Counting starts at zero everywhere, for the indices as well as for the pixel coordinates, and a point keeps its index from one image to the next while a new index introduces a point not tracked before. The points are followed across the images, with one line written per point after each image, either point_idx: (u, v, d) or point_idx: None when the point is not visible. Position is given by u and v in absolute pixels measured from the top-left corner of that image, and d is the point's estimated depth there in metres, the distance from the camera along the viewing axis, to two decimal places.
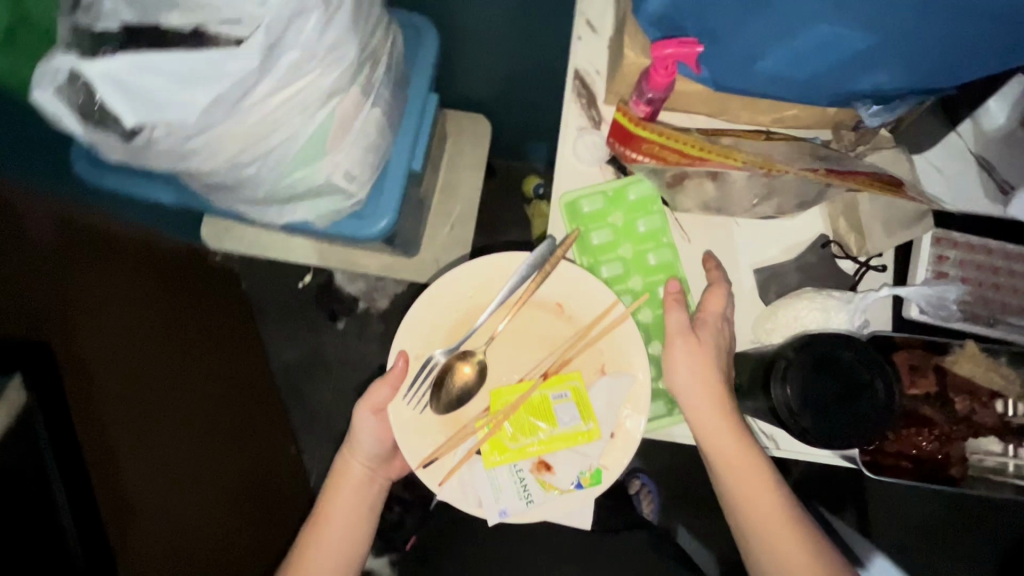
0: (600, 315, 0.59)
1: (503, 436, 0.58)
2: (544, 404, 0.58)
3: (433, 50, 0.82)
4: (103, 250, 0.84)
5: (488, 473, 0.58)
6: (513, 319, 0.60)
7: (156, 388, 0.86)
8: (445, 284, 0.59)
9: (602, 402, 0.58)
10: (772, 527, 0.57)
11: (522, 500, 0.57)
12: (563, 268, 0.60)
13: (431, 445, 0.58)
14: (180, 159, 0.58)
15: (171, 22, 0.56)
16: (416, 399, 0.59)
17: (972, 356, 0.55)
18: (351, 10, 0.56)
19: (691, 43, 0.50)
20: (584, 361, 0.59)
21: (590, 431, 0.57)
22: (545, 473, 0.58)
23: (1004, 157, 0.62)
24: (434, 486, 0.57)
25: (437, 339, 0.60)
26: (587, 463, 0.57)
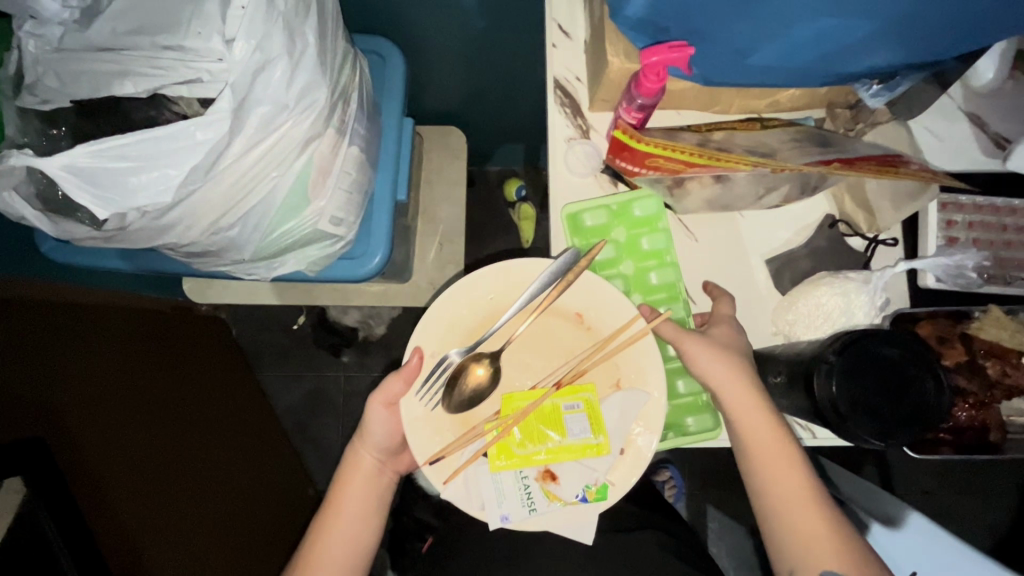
0: (619, 329, 0.56)
1: (511, 441, 0.55)
2: (556, 414, 0.55)
3: (399, 73, 0.79)
4: (89, 327, 0.80)
5: (492, 476, 0.54)
6: (530, 327, 0.57)
7: (165, 461, 0.82)
8: (467, 285, 0.57)
9: (613, 415, 0.55)
10: (795, 504, 0.54)
11: (523, 508, 0.53)
12: (585, 279, 0.57)
13: (440, 442, 0.55)
14: (157, 236, 0.54)
15: (124, 91, 0.51)
16: (428, 396, 0.56)
17: (998, 320, 0.55)
18: (317, 52, 0.53)
19: (680, 46, 0.48)
20: (597, 375, 0.56)
21: (600, 445, 0.54)
22: (551, 482, 0.54)
23: (995, 112, 0.62)
24: (438, 485, 0.54)
25: (453, 338, 0.57)
26: (593, 476, 0.54)
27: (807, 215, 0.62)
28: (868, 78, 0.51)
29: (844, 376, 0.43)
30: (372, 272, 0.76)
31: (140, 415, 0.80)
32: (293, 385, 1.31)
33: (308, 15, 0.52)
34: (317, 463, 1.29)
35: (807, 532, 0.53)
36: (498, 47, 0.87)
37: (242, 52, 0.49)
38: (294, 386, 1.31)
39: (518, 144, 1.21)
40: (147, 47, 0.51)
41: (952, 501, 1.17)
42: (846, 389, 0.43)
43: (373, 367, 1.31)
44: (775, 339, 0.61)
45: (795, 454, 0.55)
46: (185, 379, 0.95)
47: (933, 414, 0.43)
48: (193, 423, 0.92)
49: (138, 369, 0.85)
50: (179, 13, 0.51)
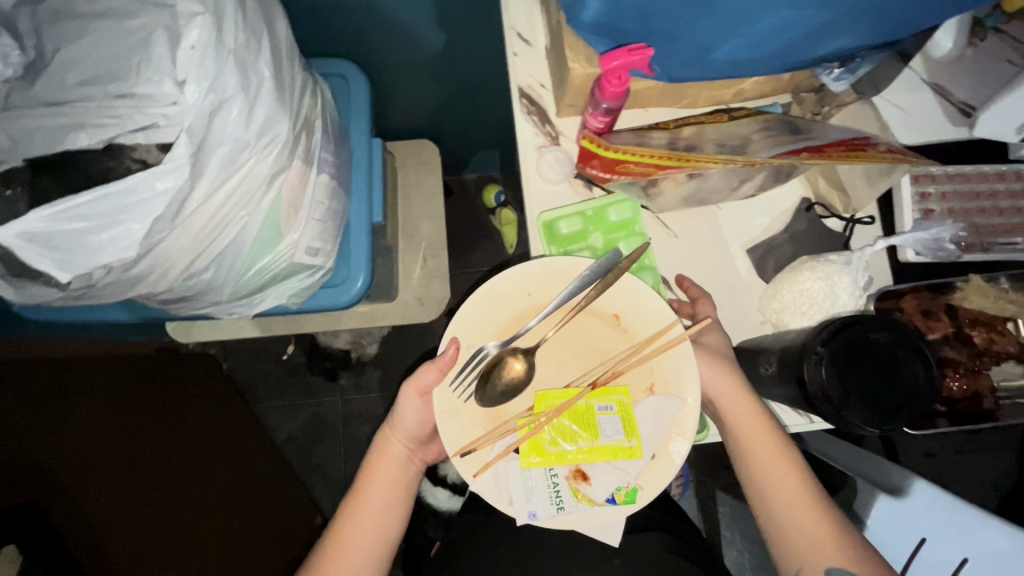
0: (655, 334, 0.55)
1: (542, 438, 0.53)
2: (589, 415, 0.53)
3: (364, 94, 0.78)
4: (76, 381, 0.78)
5: (524, 472, 0.53)
6: (563, 329, 0.56)
7: (166, 511, 0.80)
8: (509, 277, 0.56)
9: (646, 420, 0.54)
10: (791, 500, 0.56)
11: (552, 505, 0.52)
12: (625, 282, 0.56)
13: (470, 434, 0.54)
14: (127, 288, 0.53)
15: (78, 144, 0.50)
16: (462, 388, 0.55)
17: (979, 288, 0.55)
18: (274, 86, 0.52)
19: (639, 49, 0.48)
20: (632, 377, 0.55)
21: (632, 448, 0.53)
22: (581, 481, 0.53)
23: (956, 81, 0.62)
24: (469, 477, 0.53)
25: (493, 331, 0.56)
26: (626, 479, 0.52)
27: (784, 200, 0.62)
28: (830, 62, 0.51)
29: (833, 363, 0.43)
30: (355, 299, 0.75)
31: (138, 466, 0.79)
32: (290, 414, 1.29)
33: (260, 49, 0.51)
34: (322, 491, 1.27)
35: (803, 528, 0.55)
36: (461, 58, 0.86)
37: (195, 96, 0.48)
38: (291, 415, 1.29)
39: (493, 150, 1.20)
40: (98, 97, 0.50)
41: (954, 461, 1.19)
42: (836, 375, 0.43)
43: (370, 388, 1.30)
44: (764, 327, 0.61)
45: (793, 454, 0.57)
46: (181, 423, 0.94)
47: (926, 395, 0.43)
48: (193, 468, 0.90)
49: (133, 419, 0.83)
50: (127, 59, 0.50)
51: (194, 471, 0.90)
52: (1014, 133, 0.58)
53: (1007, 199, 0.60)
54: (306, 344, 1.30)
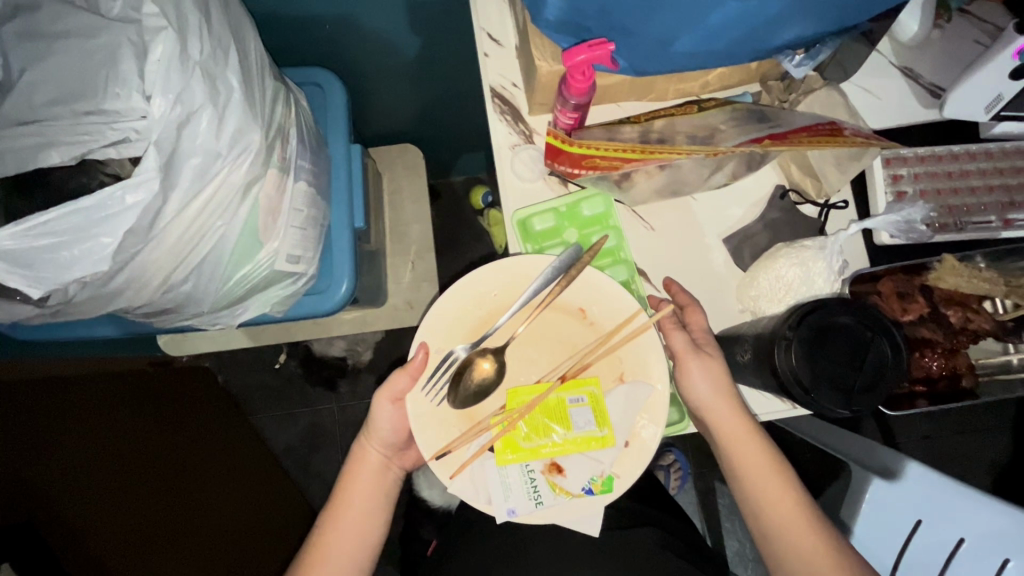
0: (621, 324, 0.56)
1: (516, 435, 0.54)
2: (560, 408, 0.54)
3: (341, 102, 0.78)
4: (71, 399, 0.78)
5: (499, 471, 0.53)
6: (530, 326, 0.56)
7: (165, 526, 0.81)
8: (471, 280, 0.56)
9: (616, 409, 0.54)
10: (777, 503, 0.57)
11: (530, 501, 0.52)
12: (589, 274, 0.56)
13: (445, 437, 0.54)
14: (106, 302, 0.54)
15: (50, 161, 0.51)
16: (434, 392, 0.55)
17: (953, 268, 0.55)
18: (244, 96, 0.52)
19: (600, 44, 0.48)
20: (601, 369, 0.55)
21: (604, 437, 0.53)
22: (558, 474, 0.53)
23: (925, 63, 0.63)
24: (445, 480, 0.53)
25: (460, 334, 0.56)
26: (600, 468, 0.53)
27: (758, 188, 0.63)
28: (792, 49, 0.52)
29: (801, 348, 0.45)
30: (340, 304, 0.75)
31: (134, 481, 0.79)
32: (287, 423, 1.29)
33: (228, 60, 0.51)
34: (322, 499, 1.27)
35: (799, 543, 0.56)
36: (439, 62, 0.86)
37: (161, 108, 0.48)
38: (288, 423, 1.29)
39: (477, 152, 1.21)
40: (68, 116, 0.51)
41: (952, 442, 1.19)
42: (805, 359, 0.45)
43: (366, 394, 1.30)
44: (743, 315, 0.61)
45: (779, 463, 0.58)
46: (180, 436, 0.94)
47: (893, 374, 0.45)
48: (191, 481, 0.91)
49: (130, 435, 0.83)
50: (94, 77, 0.50)
51: (191, 482, 0.91)
52: (985, 114, 0.58)
53: (978, 178, 0.61)
54: (300, 352, 1.30)
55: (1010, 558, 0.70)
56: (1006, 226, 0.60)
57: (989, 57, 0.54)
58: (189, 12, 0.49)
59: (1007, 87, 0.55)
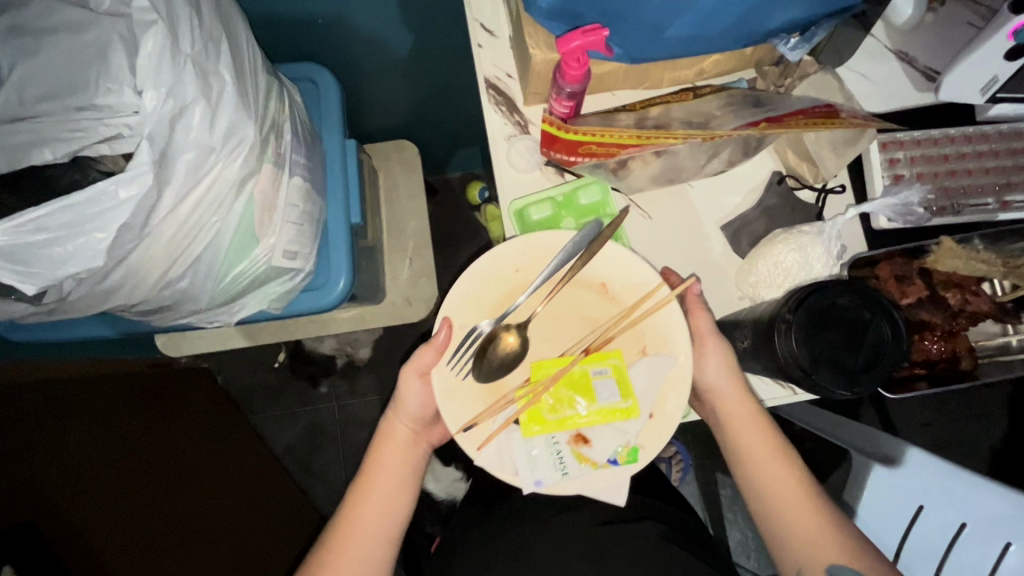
0: (643, 298, 0.56)
1: (542, 407, 0.54)
2: (584, 381, 0.55)
3: (335, 97, 0.78)
4: (70, 400, 0.78)
5: (526, 442, 0.54)
6: (551, 302, 0.57)
7: (166, 527, 0.81)
8: (493, 257, 0.56)
9: (641, 380, 0.55)
10: (782, 491, 0.57)
11: (557, 472, 0.53)
12: (610, 249, 0.56)
13: (471, 411, 0.55)
14: (102, 299, 0.53)
15: (43, 159, 0.50)
16: (459, 365, 0.55)
17: (950, 250, 0.55)
18: (236, 90, 0.52)
19: (594, 29, 0.47)
20: (624, 342, 0.56)
21: (629, 408, 0.54)
22: (583, 445, 0.54)
23: (919, 46, 0.63)
24: (472, 452, 0.53)
25: (483, 309, 0.56)
26: (625, 438, 0.54)
27: (755, 174, 0.63)
28: (786, 33, 0.52)
29: (801, 330, 0.45)
30: (338, 300, 0.75)
31: (132, 482, 0.78)
32: (288, 423, 1.29)
33: (220, 54, 0.51)
34: (324, 498, 1.27)
35: (807, 540, 0.55)
36: (432, 56, 0.86)
37: (153, 102, 0.47)
38: (289, 423, 1.29)
39: (473, 147, 1.20)
40: (60, 112, 0.50)
41: (952, 429, 1.19)
42: (805, 343, 0.44)
43: (367, 392, 1.30)
44: (742, 302, 0.61)
45: (789, 457, 0.58)
46: (180, 436, 0.94)
47: (894, 355, 0.45)
48: (193, 482, 0.91)
49: (129, 436, 0.83)
50: (86, 71, 0.50)
51: (191, 481, 0.90)
52: (981, 95, 0.58)
53: (975, 160, 0.61)
54: (299, 352, 1.30)
55: (1010, 541, 0.70)
56: (1003, 207, 0.60)
57: (983, 38, 0.53)
58: (179, 6, 0.49)
59: (1002, 68, 0.55)
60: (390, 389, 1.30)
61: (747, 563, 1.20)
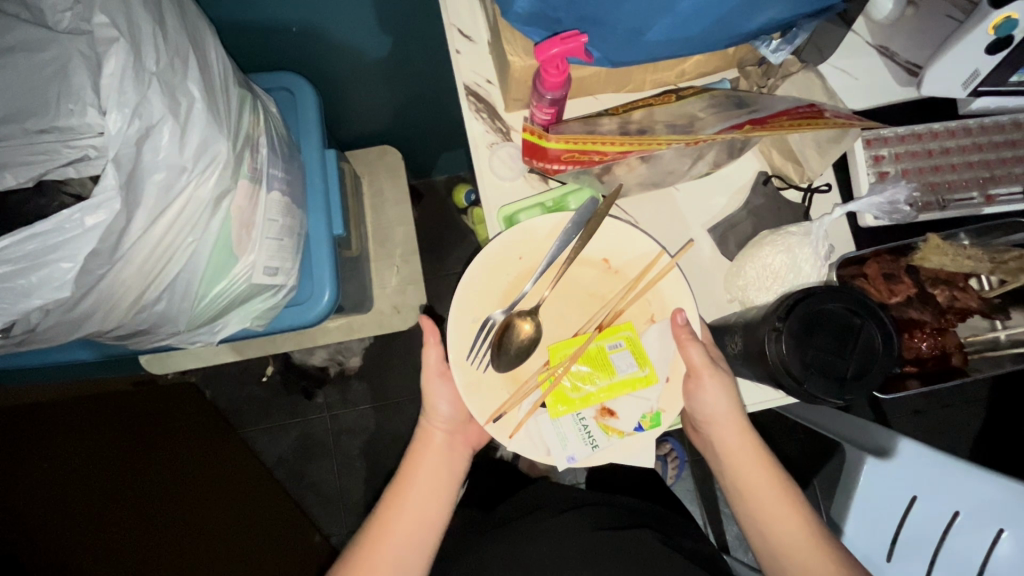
0: (646, 267, 0.57)
1: (564, 387, 0.55)
2: (602, 355, 0.55)
3: (312, 106, 0.76)
4: (45, 427, 0.75)
5: (554, 423, 0.55)
6: (558, 285, 0.58)
7: (161, 550, 0.78)
8: (494, 249, 0.56)
9: (654, 349, 0.56)
10: (773, 511, 0.58)
11: (587, 446, 0.55)
12: (609, 223, 0.57)
13: (496, 402, 0.56)
14: (75, 326, 0.51)
15: (5, 183, 0.49)
16: (479, 358, 0.56)
17: (938, 247, 0.54)
18: (206, 105, 0.51)
19: (573, 36, 0.46)
20: (633, 314, 0.57)
21: (647, 376, 0.55)
22: (610, 417, 0.55)
23: (900, 41, 0.62)
24: (506, 440, 0.54)
25: (493, 300, 0.57)
26: (649, 405, 0.55)
27: (740, 175, 0.62)
28: (767, 33, 0.51)
29: (791, 337, 0.44)
30: (323, 315, 0.73)
31: (118, 503, 0.76)
32: (278, 436, 1.27)
33: (187, 69, 0.49)
34: (318, 509, 1.25)
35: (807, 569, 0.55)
36: (411, 61, 0.84)
37: (117, 124, 0.45)
38: (279, 436, 1.27)
39: (457, 151, 1.19)
40: (20, 135, 0.49)
41: (941, 416, 1.20)
42: (795, 348, 0.44)
43: (358, 401, 1.28)
44: (732, 305, 0.61)
45: (787, 487, 0.59)
46: (166, 459, 0.91)
47: (883, 360, 0.44)
48: (182, 505, 0.88)
49: (113, 460, 0.80)
50: (46, 91, 0.48)
51: (178, 496, 0.88)
52: (962, 90, 0.58)
53: (959, 155, 0.60)
54: (287, 363, 1.28)
55: (1004, 528, 0.71)
56: (988, 202, 0.60)
57: (963, 33, 0.53)
58: (142, 21, 0.47)
59: (984, 63, 0.54)
60: (383, 397, 1.29)
61: (745, 556, 1.20)
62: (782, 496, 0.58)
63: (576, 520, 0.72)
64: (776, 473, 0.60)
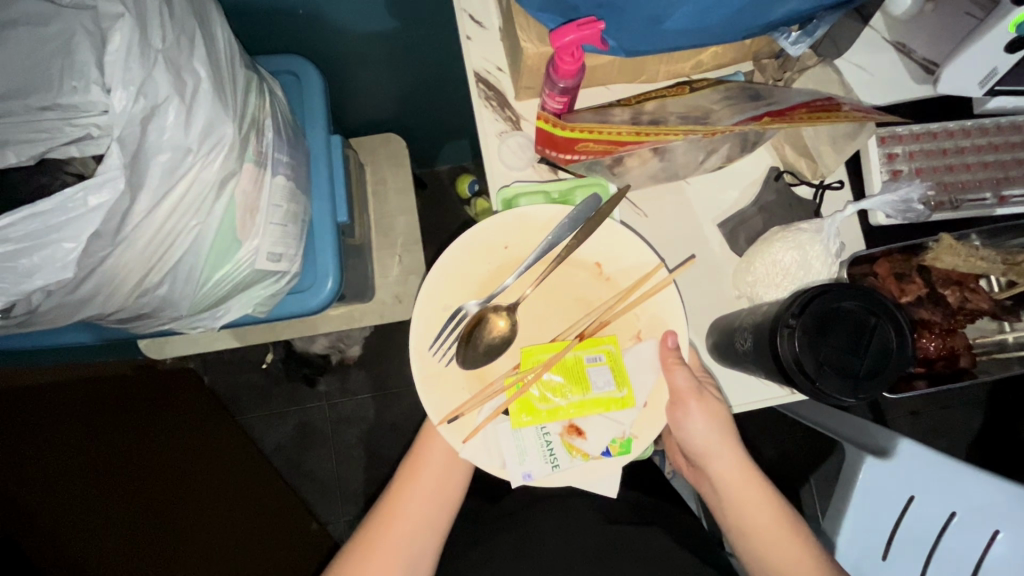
0: (639, 280, 0.56)
1: (531, 397, 0.54)
2: (578, 367, 0.54)
3: (318, 91, 0.75)
4: (44, 408, 0.74)
5: (515, 433, 0.54)
6: (541, 285, 0.57)
7: (156, 552, 0.76)
8: (478, 235, 0.56)
9: (636, 370, 0.55)
10: (774, 539, 0.59)
11: (547, 464, 0.54)
12: (606, 227, 0.56)
13: (456, 400, 0.55)
14: (78, 308, 0.51)
15: (7, 162, 0.48)
16: (443, 351, 0.55)
17: (951, 248, 0.54)
18: (213, 85, 0.49)
19: (590, 22, 0.45)
20: (619, 326, 0.56)
21: (624, 398, 0.54)
22: (576, 437, 0.54)
23: (917, 38, 0.62)
24: (458, 444, 0.54)
25: (470, 288, 0.56)
26: (620, 429, 0.54)
27: (752, 170, 0.62)
28: (787, 25, 0.50)
29: (804, 335, 0.44)
30: (325, 303, 0.72)
31: (110, 485, 0.75)
32: (276, 424, 1.26)
33: (194, 48, 0.49)
34: (316, 497, 1.25)
35: None
36: (417, 47, 0.83)
37: (124, 102, 0.45)
38: (278, 423, 1.26)
39: (462, 140, 1.18)
40: (21, 111, 0.48)
41: (937, 417, 1.20)
42: (807, 348, 0.44)
43: (357, 390, 1.28)
44: (739, 301, 0.60)
45: (789, 515, 0.60)
46: (162, 446, 0.90)
47: (897, 360, 0.44)
48: (178, 496, 0.86)
49: (112, 451, 0.79)
50: (49, 68, 0.47)
51: (172, 480, 0.87)
52: (979, 89, 0.57)
53: (974, 154, 0.60)
54: (288, 352, 1.27)
55: (1000, 529, 0.72)
56: (1001, 202, 0.59)
57: (984, 30, 0.52)
58: None
59: (1003, 61, 0.54)
60: (382, 386, 1.28)
61: None
62: (785, 523, 0.60)
63: (580, 517, 0.73)
64: (775, 499, 0.61)
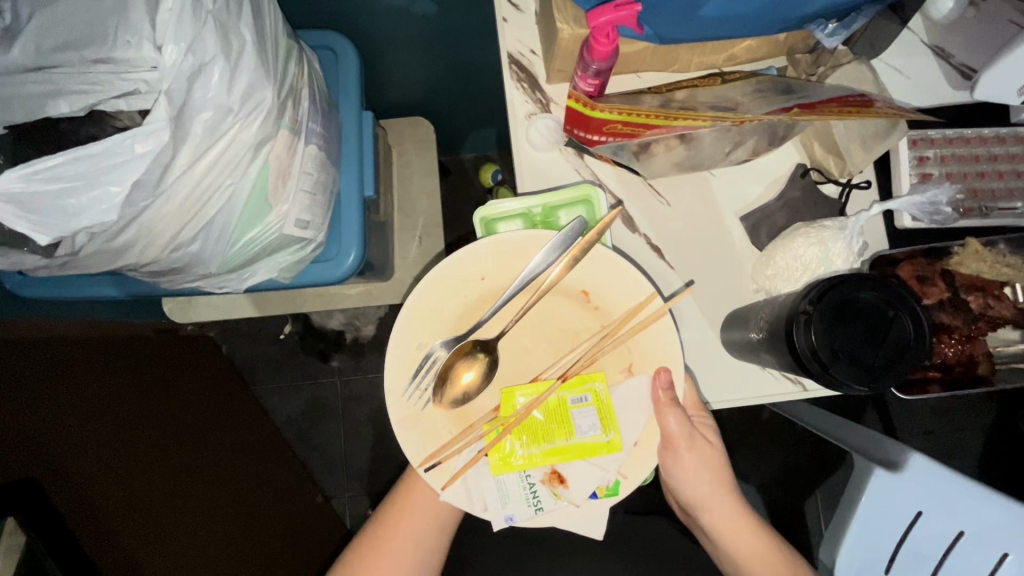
0: (633, 310, 0.56)
1: (512, 441, 0.54)
2: (562, 408, 0.55)
3: (354, 67, 0.76)
4: (77, 357, 0.77)
5: (496, 479, 0.55)
6: (523, 317, 0.57)
7: (165, 517, 0.78)
8: (452, 273, 0.56)
9: (621, 412, 0.55)
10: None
11: (530, 508, 0.54)
12: (597, 254, 0.56)
13: (437, 443, 0.55)
14: (118, 256, 0.54)
15: (59, 111, 0.51)
16: (418, 396, 0.55)
17: (977, 253, 0.55)
18: (256, 51, 0.51)
19: (627, 4, 0.46)
20: (608, 362, 0.56)
21: (610, 442, 0.54)
22: (559, 484, 0.54)
23: (957, 43, 0.61)
24: (438, 488, 0.55)
25: (445, 327, 0.56)
26: (606, 476, 0.54)
27: (778, 166, 0.62)
28: (825, 18, 0.50)
29: (822, 323, 0.44)
30: (348, 274, 0.74)
31: (129, 437, 0.77)
32: (289, 395, 1.29)
33: (241, 13, 0.50)
34: (322, 469, 1.28)
35: None
36: (452, 33, 0.84)
37: (173, 57, 0.47)
38: (291, 394, 1.29)
39: (488, 129, 1.18)
40: (75, 64, 0.50)
41: (953, 439, 1.18)
42: (824, 336, 0.44)
43: (369, 369, 1.30)
44: (757, 295, 0.60)
45: (785, 562, 0.62)
46: (178, 406, 0.93)
47: (915, 352, 0.44)
48: (191, 455, 0.89)
49: (133, 405, 0.82)
50: (104, 24, 0.49)
51: (186, 438, 0.90)
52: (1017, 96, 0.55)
53: (1007, 163, 0.59)
54: (305, 326, 1.30)
55: (1009, 552, 0.70)
56: None
57: None
58: None
59: None
60: None
61: None
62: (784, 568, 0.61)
63: None
64: (772, 546, 0.62)
